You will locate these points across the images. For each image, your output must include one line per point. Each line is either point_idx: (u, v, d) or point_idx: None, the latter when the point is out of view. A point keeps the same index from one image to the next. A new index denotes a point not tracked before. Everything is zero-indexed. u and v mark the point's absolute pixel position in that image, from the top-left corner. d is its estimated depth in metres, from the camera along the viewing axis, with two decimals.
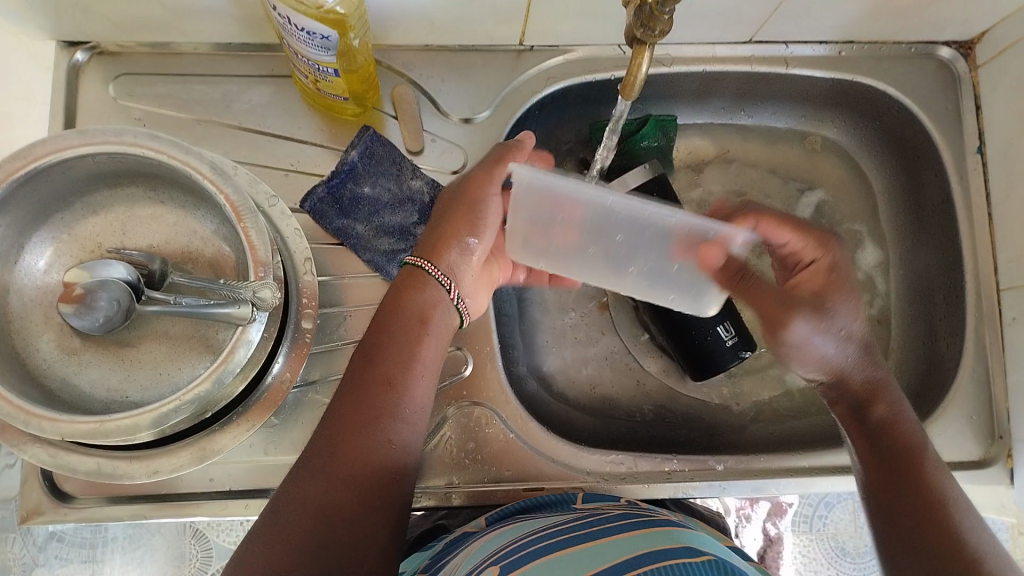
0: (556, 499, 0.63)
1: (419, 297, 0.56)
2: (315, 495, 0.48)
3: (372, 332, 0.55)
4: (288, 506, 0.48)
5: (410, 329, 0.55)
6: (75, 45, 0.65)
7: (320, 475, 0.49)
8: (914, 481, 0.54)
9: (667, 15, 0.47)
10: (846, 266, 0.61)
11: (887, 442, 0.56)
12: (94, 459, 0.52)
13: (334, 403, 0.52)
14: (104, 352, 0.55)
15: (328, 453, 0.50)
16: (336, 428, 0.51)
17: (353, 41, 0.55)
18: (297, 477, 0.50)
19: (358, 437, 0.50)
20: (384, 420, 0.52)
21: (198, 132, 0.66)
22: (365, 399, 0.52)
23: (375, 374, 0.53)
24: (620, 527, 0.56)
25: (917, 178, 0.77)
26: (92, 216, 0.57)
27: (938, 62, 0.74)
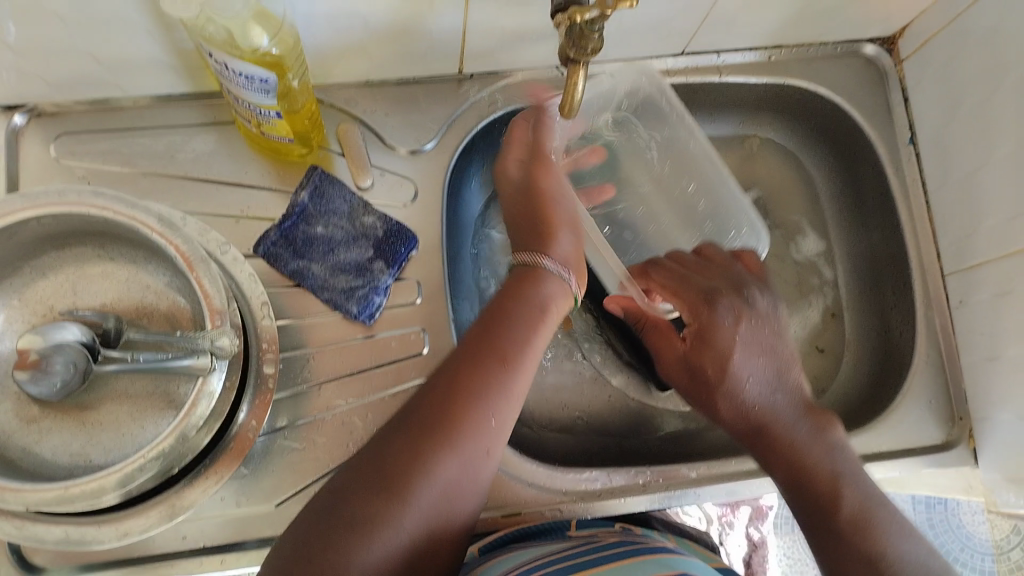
0: (549, 527, 0.65)
1: (539, 293, 0.59)
2: (388, 493, 0.47)
3: (491, 314, 0.57)
4: (354, 499, 0.47)
5: (513, 332, 0.56)
6: (13, 108, 0.64)
7: (395, 473, 0.47)
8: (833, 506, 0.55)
9: (597, 33, 0.49)
10: (727, 324, 0.62)
11: (802, 484, 0.56)
12: (60, 527, 0.51)
13: (428, 397, 0.52)
14: (64, 417, 0.54)
15: (439, 422, 0.50)
16: (422, 426, 0.50)
17: (292, 82, 0.56)
18: (401, 437, 0.49)
19: (448, 442, 0.49)
20: (500, 398, 0.53)
21: (143, 185, 0.65)
22: (465, 398, 0.51)
23: (495, 349, 0.54)
24: (608, 557, 0.55)
25: (857, 173, 0.79)
26: (42, 279, 0.56)
27: (865, 59, 0.77)
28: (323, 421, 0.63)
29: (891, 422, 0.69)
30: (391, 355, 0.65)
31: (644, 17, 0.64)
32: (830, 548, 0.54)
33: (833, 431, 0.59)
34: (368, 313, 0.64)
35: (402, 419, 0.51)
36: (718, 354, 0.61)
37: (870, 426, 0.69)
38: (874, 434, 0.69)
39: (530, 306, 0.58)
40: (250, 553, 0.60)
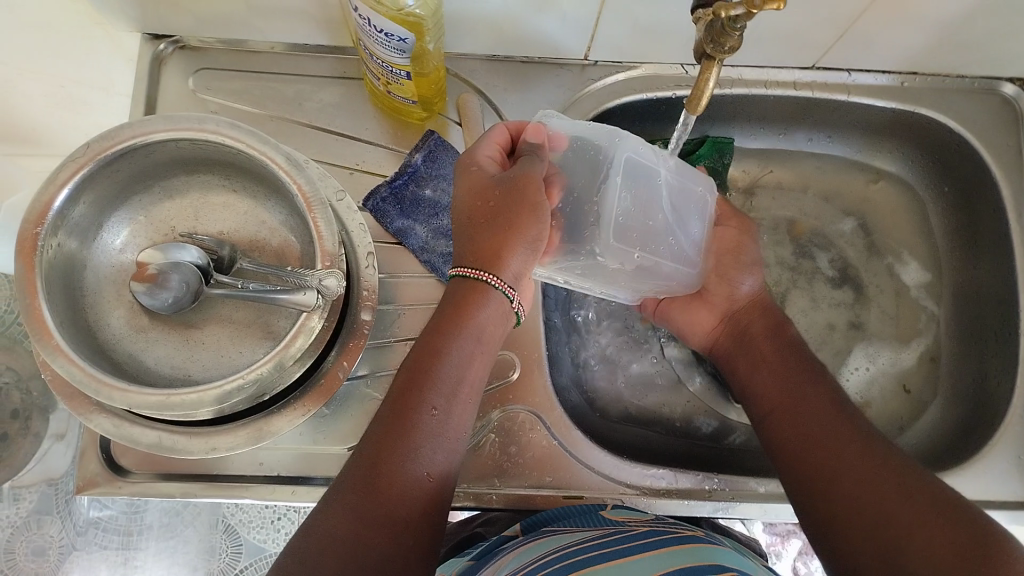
0: (584, 509, 0.63)
1: (477, 313, 0.54)
2: (378, 479, 0.48)
3: (422, 348, 0.53)
4: (355, 491, 0.47)
5: (454, 361, 0.53)
6: (160, 38, 0.68)
7: (380, 458, 0.48)
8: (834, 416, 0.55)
9: (738, 31, 0.48)
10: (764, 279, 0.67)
11: (784, 394, 0.58)
12: (155, 432, 0.54)
13: (398, 381, 0.52)
14: (171, 331, 0.57)
15: (381, 478, 0.48)
16: (397, 409, 0.50)
17: (429, 45, 0.57)
18: (343, 493, 0.48)
19: (382, 502, 0.47)
20: (438, 439, 0.51)
21: (270, 127, 0.68)
22: (439, 377, 0.52)
23: (431, 392, 0.51)
24: (642, 546, 0.55)
25: (975, 213, 0.76)
26: (168, 201, 0.60)
27: (1002, 98, 0.74)
28: None
29: (975, 472, 0.67)
30: None
31: (782, 24, 0.63)
32: (810, 445, 0.54)
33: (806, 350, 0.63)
34: None
35: (343, 474, 0.49)
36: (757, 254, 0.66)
37: (948, 472, 0.67)
38: (954, 480, 0.67)
39: (477, 317, 0.54)
40: (317, 489, 0.62)
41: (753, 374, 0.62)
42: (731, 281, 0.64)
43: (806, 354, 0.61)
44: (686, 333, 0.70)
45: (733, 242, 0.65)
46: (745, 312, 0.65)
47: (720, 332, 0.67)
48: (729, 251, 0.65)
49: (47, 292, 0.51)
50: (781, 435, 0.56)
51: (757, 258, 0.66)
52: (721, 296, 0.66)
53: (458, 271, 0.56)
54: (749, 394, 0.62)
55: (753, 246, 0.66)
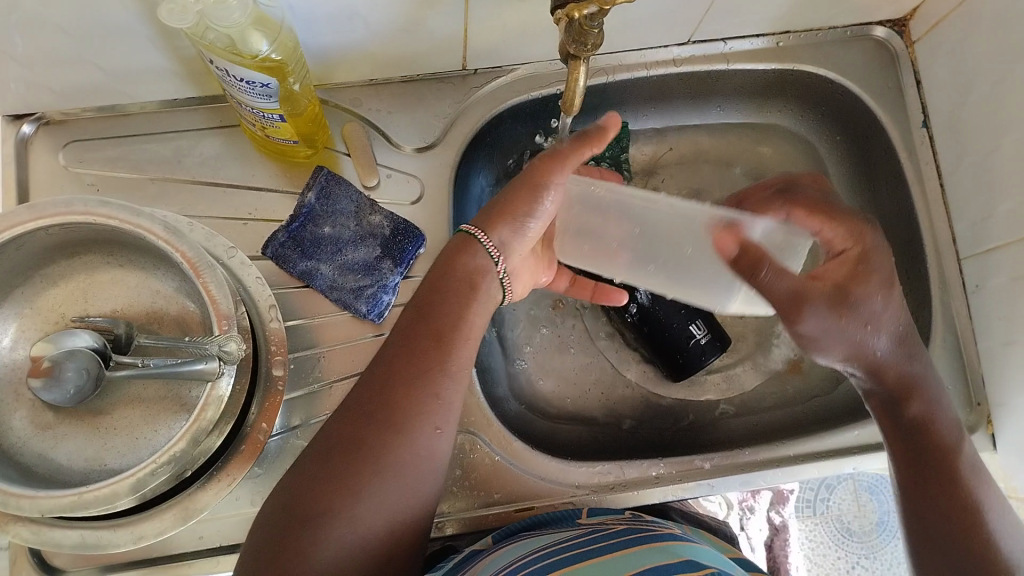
0: (562, 515, 0.63)
1: (470, 264, 0.56)
2: (389, 418, 0.51)
3: (426, 289, 0.56)
4: (368, 420, 0.51)
5: (459, 306, 0.55)
6: (22, 118, 0.65)
7: (392, 395, 0.51)
8: (944, 492, 0.55)
9: (597, 29, 0.47)
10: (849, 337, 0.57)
11: (902, 448, 0.58)
12: (77, 531, 0.52)
13: (405, 318, 0.55)
14: (79, 423, 0.55)
15: (386, 408, 0.51)
16: (407, 343, 0.53)
17: (294, 86, 0.56)
18: (350, 418, 0.51)
19: (387, 436, 0.50)
20: (439, 373, 0.53)
21: (153, 190, 0.66)
22: (441, 319, 0.54)
23: (433, 328, 0.54)
24: (605, 547, 0.54)
25: (869, 157, 0.78)
26: (53, 287, 0.57)
27: (876, 42, 0.75)
28: None
29: None
30: None
31: (647, 7, 0.63)
32: (937, 525, 0.55)
33: (940, 402, 0.58)
34: (377, 312, 0.65)
35: (350, 399, 0.53)
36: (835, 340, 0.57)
37: None
38: None
39: (464, 266, 0.56)
40: None
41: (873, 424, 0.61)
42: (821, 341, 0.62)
43: (927, 409, 0.58)
44: None
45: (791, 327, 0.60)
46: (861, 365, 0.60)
47: None
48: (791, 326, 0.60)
49: None
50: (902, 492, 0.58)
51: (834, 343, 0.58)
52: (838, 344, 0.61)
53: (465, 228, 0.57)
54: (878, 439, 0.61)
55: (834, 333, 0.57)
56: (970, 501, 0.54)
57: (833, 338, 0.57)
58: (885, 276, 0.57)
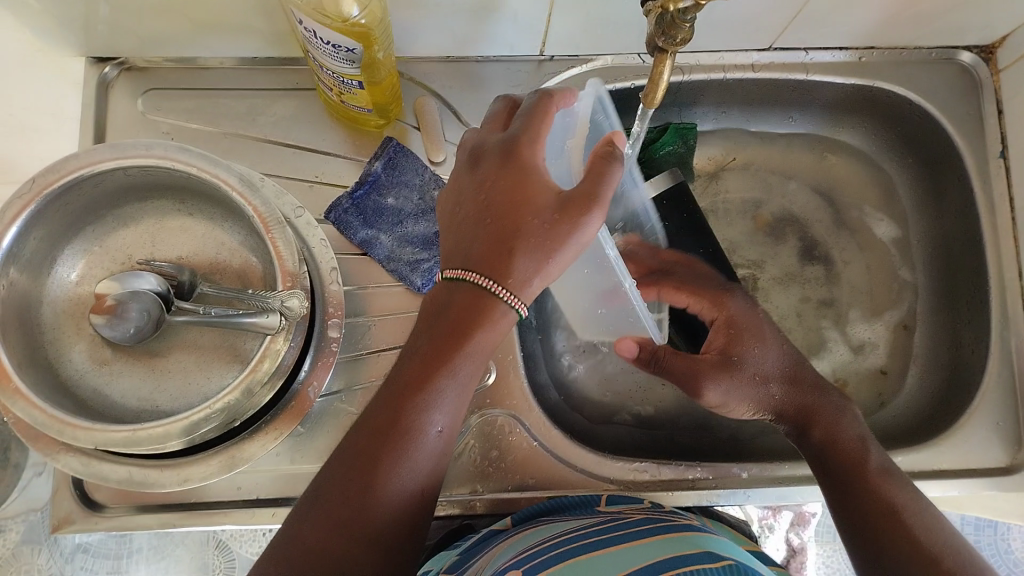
0: (583, 500, 0.63)
1: (485, 330, 0.47)
2: (368, 493, 0.44)
3: (426, 348, 0.47)
4: (346, 504, 0.44)
5: (458, 372, 0.47)
6: (104, 61, 0.66)
7: (371, 472, 0.44)
8: (878, 502, 0.54)
9: (689, 23, 0.47)
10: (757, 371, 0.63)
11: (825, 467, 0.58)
12: (125, 467, 0.53)
13: (398, 383, 0.47)
14: (134, 363, 0.56)
15: (368, 489, 0.44)
16: (388, 417, 0.45)
17: (377, 54, 0.56)
18: (328, 500, 0.44)
19: (369, 520, 0.44)
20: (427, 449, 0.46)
21: (224, 145, 0.67)
22: (441, 387, 0.46)
23: (425, 400, 0.46)
24: (629, 535, 0.54)
25: (940, 182, 0.76)
26: (122, 229, 0.58)
27: (960, 67, 0.74)
28: None
29: (954, 443, 0.68)
30: None
31: (734, 9, 0.62)
32: (869, 527, 0.53)
33: (859, 425, 0.60)
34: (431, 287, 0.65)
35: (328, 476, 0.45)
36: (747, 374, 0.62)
37: (928, 444, 0.68)
38: (934, 452, 0.67)
39: (479, 328, 0.47)
40: None
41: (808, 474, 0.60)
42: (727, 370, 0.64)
43: (845, 431, 0.59)
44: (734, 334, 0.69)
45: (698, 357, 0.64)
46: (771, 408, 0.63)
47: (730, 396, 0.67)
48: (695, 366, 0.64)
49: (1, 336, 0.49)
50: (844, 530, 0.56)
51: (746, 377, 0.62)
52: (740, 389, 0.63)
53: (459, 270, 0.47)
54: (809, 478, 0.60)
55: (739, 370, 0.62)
56: (903, 506, 0.53)
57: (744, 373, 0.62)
58: (756, 333, 0.66)
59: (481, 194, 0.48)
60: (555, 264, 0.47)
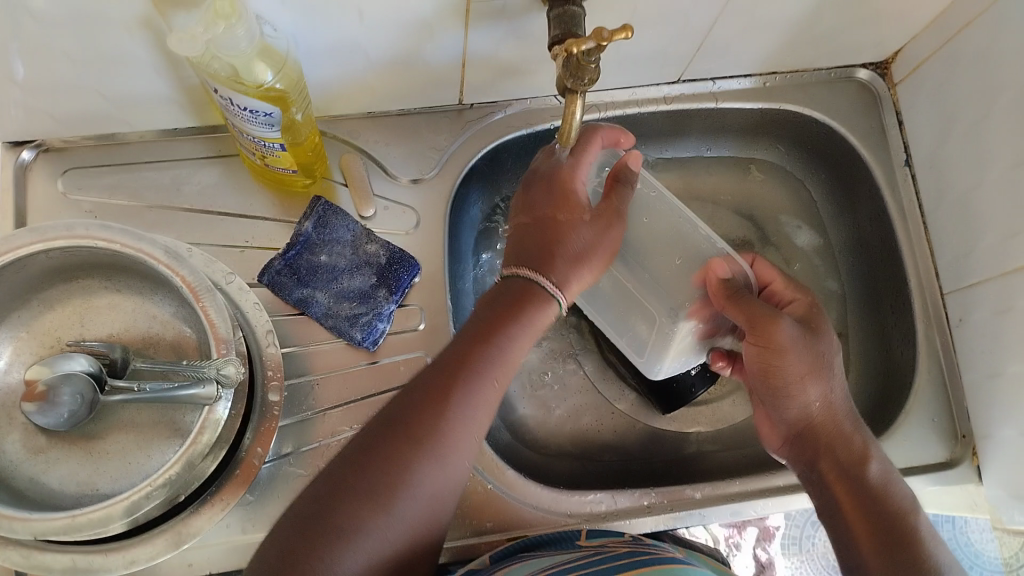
0: (560, 537, 0.63)
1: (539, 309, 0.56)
2: (431, 441, 0.50)
3: (481, 319, 0.55)
4: (409, 433, 0.50)
5: (511, 335, 0.55)
6: (22, 144, 0.66)
7: (442, 419, 0.51)
8: (904, 543, 0.54)
9: (594, 64, 0.49)
10: (795, 361, 0.58)
11: (855, 499, 0.57)
12: (67, 555, 0.51)
13: (463, 343, 0.54)
14: (71, 447, 0.55)
15: (427, 427, 0.50)
16: (466, 367, 0.53)
17: (296, 115, 0.57)
18: (393, 428, 0.50)
19: (425, 453, 0.50)
20: (485, 403, 0.53)
21: (150, 217, 0.66)
22: (499, 350, 0.54)
23: (487, 358, 0.53)
24: (609, 569, 0.55)
25: (853, 193, 0.80)
26: (50, 311, 0.57)
27: (859, 84, 0.78)
28: (328, 447, 0.63)
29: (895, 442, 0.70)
30: (397, 379, 0.65)
31: (639, 47, 0.65)
32: (893, 565, 0.53)
33: (896, 479, 0.59)
34: (371, 340, 0.65)
35: (392, 408, 0.52)
36: (792, 371, 0.58)
37: None
38: None
39: (529, 310, 0.56)
40: None
41: (825, 502, 0.59)
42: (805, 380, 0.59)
43: (886, 483, 0.57)
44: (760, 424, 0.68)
45: (762, 358, 0.59)
46: (806, 431, 0.61)
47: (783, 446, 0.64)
48: (761, 370, 0.60)
49: None
50: (854, 565, 0.55)
51: (799, 362, 0.58)
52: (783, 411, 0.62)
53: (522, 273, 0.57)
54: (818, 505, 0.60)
55: (788, 353, 0.58)
56: (930, 556, 0.53)
57: (800, 355, 0.58)
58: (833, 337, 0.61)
59: (540, 202, 0.60)
60: (586, 274, 0.58)
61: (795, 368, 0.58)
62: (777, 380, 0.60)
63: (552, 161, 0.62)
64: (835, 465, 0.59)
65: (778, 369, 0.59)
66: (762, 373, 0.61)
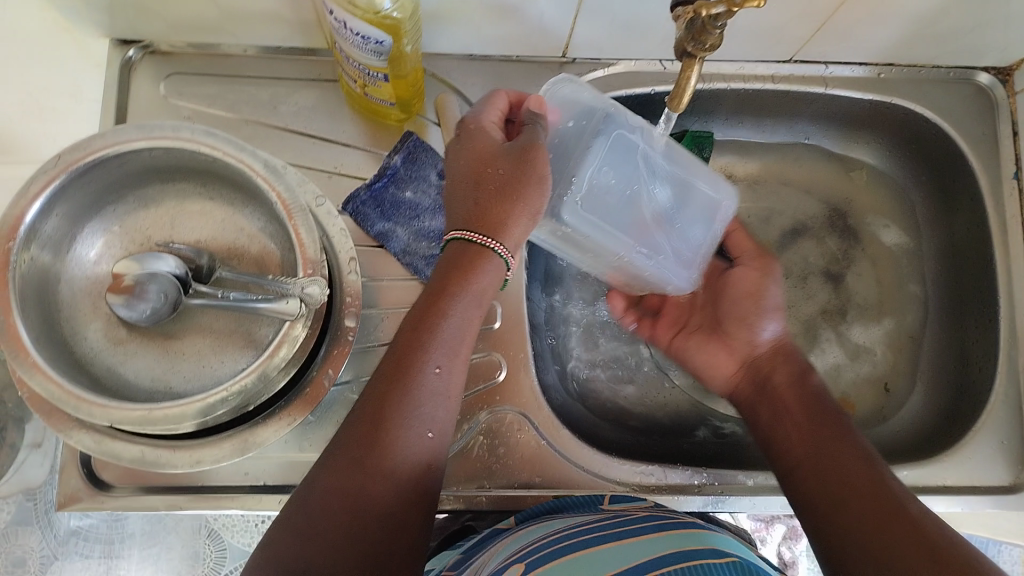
0: (584, 501, 0.62)
1: (477, 281, 0.52)
2: (372, 461, 0.47)
3: (416, 313, 0.52)
4: (351, 452, 0.47)
5: (444, 323, 0.52)
6: (128, 43, 0.67)
7: (378, 435, 0.48)
8: (836, 442, 0.55)
9: (719, 30, 0.48)
10: (775, 294, 0.66)
11: (804, 414, 0.58)
12: (137, 446, 0.53)
13: (395, 346, 0.52)
14: (149, 344, 0.56)
15: (366, 440, 0.48)
16: (399, 369, 0.50)
17: (406, 48, 0.56)
18: (335, 456, 0.48)
19: (370, 466, 0.47)
20: (428, 394, 0.50)
21: (245, 131, 0.67)
22: (439, 339, 0.51)
23: (424, 351, 0.50)
24: (634, 530, 0.54)
25: (952, 200, 0.77)
26: (144, 210, 0.58)
27: (977, 87, 0.74)
28: None
29: (959, 459, 0.68)
30: None
31: (758, 20, 0.63)
32: (839, 477, 0.52)
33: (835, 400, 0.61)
34: None
35: (334, 441, 0.49)
36: (754, 291, 0.66)
37: (934, 459, 0.68)
38: (939, 466, 0.68)
39: (468, 280, 0.52)
40: None
41: (770, 410, 0.61)
42: (766, 310, 0.65)
43: (824, 395, 0.60)
44: (704, 373, 0.69)
45: (755, 283, 0.66)
46: (764, 357, 0.64)
47: (736, 373, 0.66)
48: (746, 294, 0.66)
49: (22, 311, 0.50)
50: (797, 469, 0.55)
51: (779, 294, 0.67)
52: (741, 338, 0.65)
53: (457, 236, 0.53)
54: (765, 433, 0.60)
55: (775, 285, 0.67)
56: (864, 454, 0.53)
57: (774, 288, 0.67)
58: None
59: (451, 175, 0.56)
60: (521, 210, 0.53)
61: (773, 295, 0.66)
62: (750, 300, 0.66)
63: (461, 129, 0.58)
64: (787, 375, 0.62)
65: (767, 295, 0.66)
66: (743, 297, 0.66)
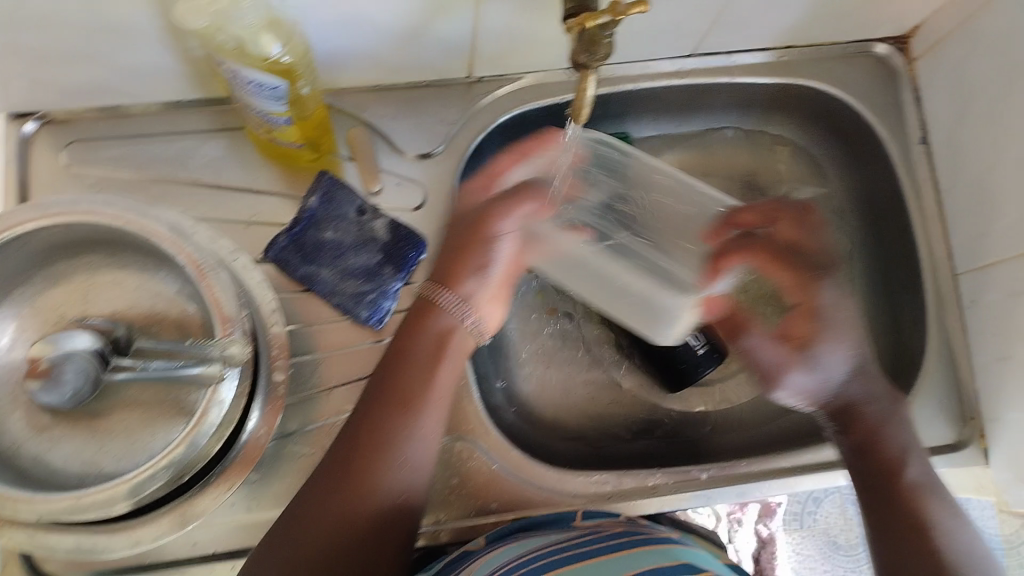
0: (557, 517, 0.64)
1: (434, 327, 0.60)
2: (350, 487, 0.53)
3: (394, 352, 0.58)
4: (332, 480, 0.53)
5: (419, 366, 0.57)
6: (24, 116, 0.65)
7: (355, 465, 0.53)
8: (892, 493, 0.59)
9: (609, 38, 0.48)
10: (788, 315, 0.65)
11: (855, 458, 0.62)
12: (72, 536, 0.51)
13: (374, 382, 0.57)
14: (76, 426, 0.54)
15: (346, 469, 0.53)
16: (376, 407, 0.56)
17: (302, 90, 0.56)
18: (319, 480, 0.53)
19: (348, 490, 0.53)
20: (402, 427, 0.55)
21: (154, 191, 0.65)
22: (410, 377, 0.57)
23: (395, 389, 0.56)
24: (604, 548, 0.54)
25: (867, 171, 0.78)
26: (53, 288, 0.57)
27: (876, 59, 0.76)
28: (334, 426, 0.62)
29: None
30: None
31: (653, 21, 0.63)
32: (895, 536, 0.57)
33: (901, 421, 0.63)
34: (377, 318, 0.64)
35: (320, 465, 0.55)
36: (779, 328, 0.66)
37: None
38: None
39: (430, 328, 0.60)
40: None
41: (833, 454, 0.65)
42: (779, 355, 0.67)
43: (881, 428, 0.62)
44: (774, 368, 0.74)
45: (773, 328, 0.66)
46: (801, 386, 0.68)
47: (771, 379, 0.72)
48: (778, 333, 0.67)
49: None
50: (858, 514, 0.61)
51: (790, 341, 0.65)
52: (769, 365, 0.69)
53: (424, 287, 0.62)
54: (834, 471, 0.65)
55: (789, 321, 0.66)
56: (916, 508, 0.57)
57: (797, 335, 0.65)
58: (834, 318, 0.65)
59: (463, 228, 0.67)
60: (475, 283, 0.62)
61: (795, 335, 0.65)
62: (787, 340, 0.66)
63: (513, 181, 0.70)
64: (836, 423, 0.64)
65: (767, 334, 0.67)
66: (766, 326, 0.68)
